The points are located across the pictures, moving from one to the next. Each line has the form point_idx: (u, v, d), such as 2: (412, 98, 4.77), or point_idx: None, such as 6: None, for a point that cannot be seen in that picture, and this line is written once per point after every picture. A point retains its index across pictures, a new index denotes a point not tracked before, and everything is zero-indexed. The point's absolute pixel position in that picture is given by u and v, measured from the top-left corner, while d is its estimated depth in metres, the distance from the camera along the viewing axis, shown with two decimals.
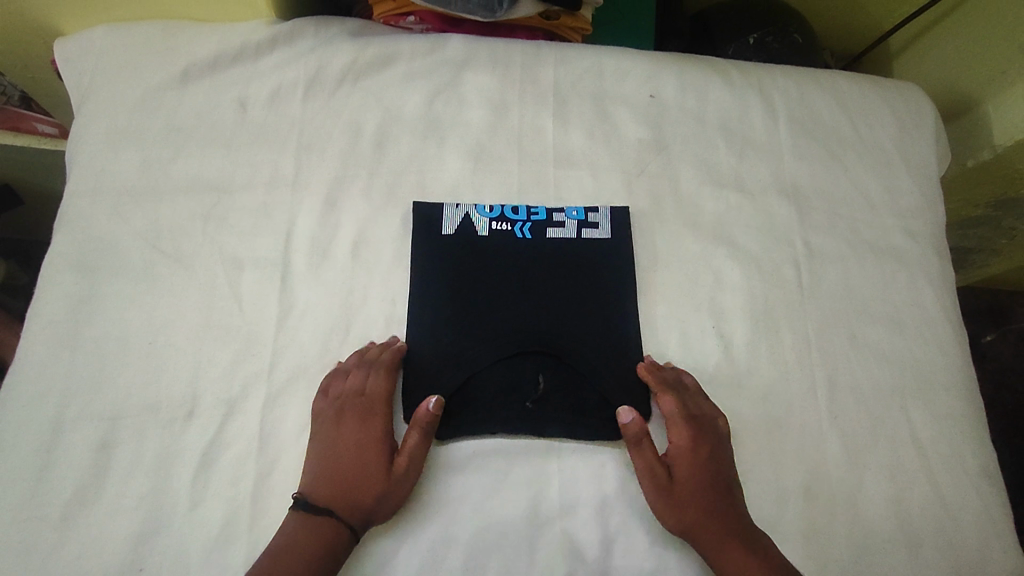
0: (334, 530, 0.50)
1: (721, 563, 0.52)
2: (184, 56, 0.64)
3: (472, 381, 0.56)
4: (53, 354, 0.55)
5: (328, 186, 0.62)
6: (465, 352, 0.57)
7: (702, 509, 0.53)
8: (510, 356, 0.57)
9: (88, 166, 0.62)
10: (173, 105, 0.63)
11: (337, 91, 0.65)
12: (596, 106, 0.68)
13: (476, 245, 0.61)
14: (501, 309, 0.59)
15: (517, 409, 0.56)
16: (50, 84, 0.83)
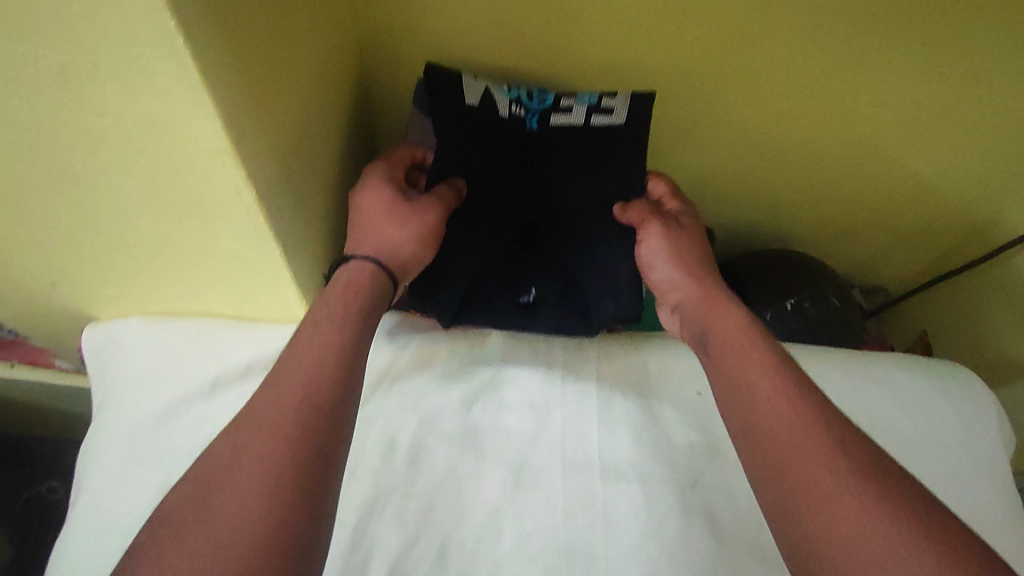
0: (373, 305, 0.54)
1: (717, 326, 0.55)
2: (217, 361, 0.63)
3: (476, 257, 0.67)
4: None
5: (358, 513, 0.57)
6: (483, 234, 0.67)
7: (695, 283, 0.60)
8: (508, 248, 0.70)
9: (104, 489, 0.59)
10: (202, 416, 0.62)
11: (370, 398, 0.62)
12: (641, 404, 0.65)
13: (496, 122, 0.68)
14: (504, 243, 0.69)
15: (514, 306, 0.69)
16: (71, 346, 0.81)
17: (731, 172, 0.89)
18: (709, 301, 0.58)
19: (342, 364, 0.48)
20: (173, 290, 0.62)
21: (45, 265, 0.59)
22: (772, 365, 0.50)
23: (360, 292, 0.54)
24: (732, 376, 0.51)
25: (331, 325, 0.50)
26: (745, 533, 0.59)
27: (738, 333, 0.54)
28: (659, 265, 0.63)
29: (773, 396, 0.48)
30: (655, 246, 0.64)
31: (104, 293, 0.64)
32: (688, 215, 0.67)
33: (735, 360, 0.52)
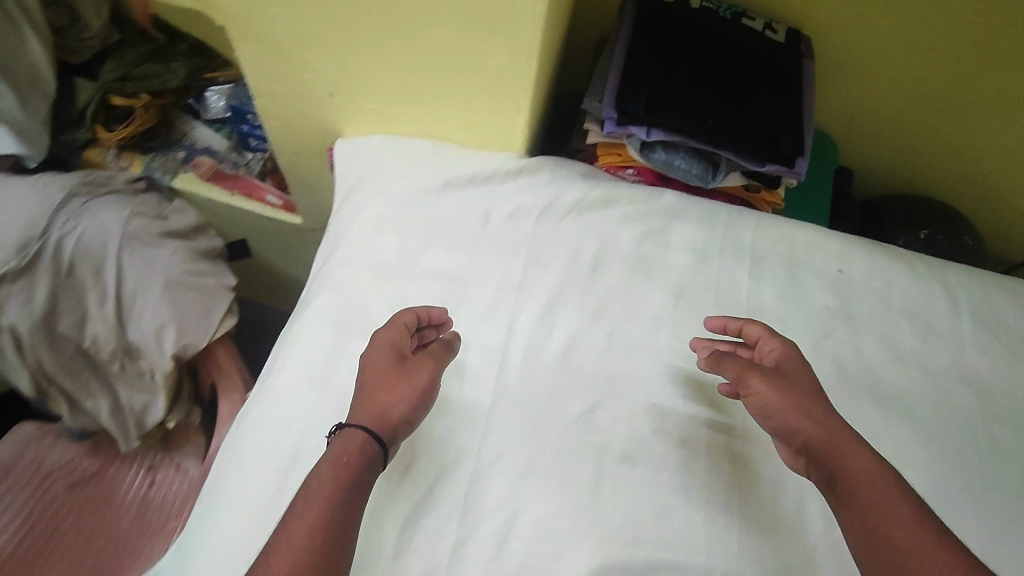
0: (372, 462, 0.54)
1: (862, 502, 0.51)
2: (449, 169, 0.77)
3: (675, 80, 0.73)
4: (303, 394, 0.64)
5: (548, 297, 0.70)
6: (673, 71, 0.74)
7: (824, 439, 0.55)
8: (698, 79, 0.74)
9: (353, 244, 0.73)
10: (434, 206, 0.74)
11: (563, 220, 0.75)
12: (731, 477, 0.62)
13: (688, 13, 0.78)
14: (695, 72, 0.74)
15: (702, 122, 0.72)
16: (301, 171, 0.98)
17: (884, 118, 0.96)
18: (832, 441, 0.54)
19: (341, 503, 0.50)
20: (426, 107, 0.78)
21: (337, 71, 0.77)
22: (912, 512, 0.50)
23: (352, 465, 0.53)
24: (869, 523, 0.50)
25: (325, 478, 0.51)
26: (864, 380, 0.70)
27: (870, 484, 0.52)
28: (782, 414, 0.57)
29: (917, 549, 0.48)
30: (767, 397, 0.57)
31: (366, 107, 0.81)
32: (771, 345, 0.62)
33: (870, 509, 0.51)
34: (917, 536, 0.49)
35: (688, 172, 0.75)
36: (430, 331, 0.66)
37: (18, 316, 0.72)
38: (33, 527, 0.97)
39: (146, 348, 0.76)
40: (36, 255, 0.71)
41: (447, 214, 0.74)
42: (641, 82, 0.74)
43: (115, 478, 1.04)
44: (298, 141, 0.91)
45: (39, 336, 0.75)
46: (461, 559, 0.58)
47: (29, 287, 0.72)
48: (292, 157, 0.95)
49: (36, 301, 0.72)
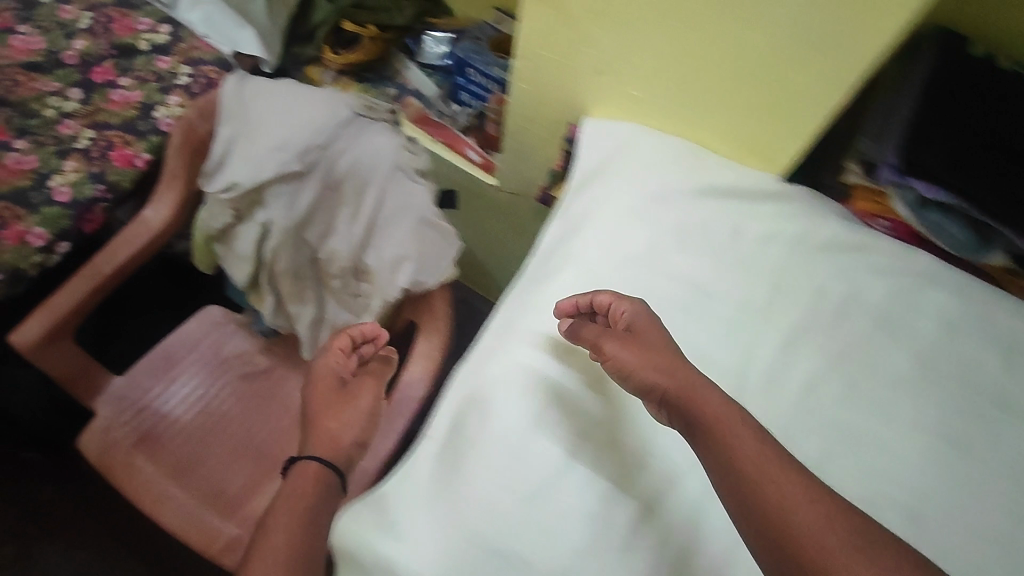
0: (325, 480, 0.78)
1: (734, 451, 0.52)
2: (706, 178, 0.77)
3: (979, 141, 0.70)
4: (545, 370, 0.66)
5: (790, 330, 0.70)
6: (978, 132, 0.70)
7: (685, 393, 0.56)
8: (1005, 146, 0.69)
9: (602, 230, 0.74)
10: (689, 210, 0.75)
11: (815, 255, 0.74)
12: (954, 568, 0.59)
13: (1002, 72, 0.73)
14: (1003, 137, 0.70)
15: (1004, 192, 0.68)
16: (525, 136, 0.99)
17: None
18: (685, 388, 0.56)
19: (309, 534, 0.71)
20: (697, 109, 0.77)
21: (618, 55, 0.76)
22: (751, 437, 0.52)
23: (309, 487, 0.77)
24: (724, 459, 0.52)
25: (289, 501, 0.74)
26: None
27: (727, 423, 0.53)
28: (639, 370, 0.58)
29: (780, 477, 0.50)
30: (624, 358, 0.60)
31: (629, 93, 0.80)
32: (629, 309, 0.64)
33: (726, 448, 0.52)
34: (784, 474, 0.50)
35: (958, 239, 0.73)
36: (366, 346, 0.86)
37: (285, 213, 0.79)
38: (210, 407, 1.10)
39: (387, 272, 0.80)
40: (318, 162, 0.76)
41: (699, 220, 0.74)
42: (941, 135, 0.70)
43: (281, 381, 1.13)
44: (539, 111, 0.92)
45: (292, 235, 0.82)
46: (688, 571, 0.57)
47: (301, 190, 0.78)
48: (523, 123, 0.96)
49: (303, 204, 0.79)
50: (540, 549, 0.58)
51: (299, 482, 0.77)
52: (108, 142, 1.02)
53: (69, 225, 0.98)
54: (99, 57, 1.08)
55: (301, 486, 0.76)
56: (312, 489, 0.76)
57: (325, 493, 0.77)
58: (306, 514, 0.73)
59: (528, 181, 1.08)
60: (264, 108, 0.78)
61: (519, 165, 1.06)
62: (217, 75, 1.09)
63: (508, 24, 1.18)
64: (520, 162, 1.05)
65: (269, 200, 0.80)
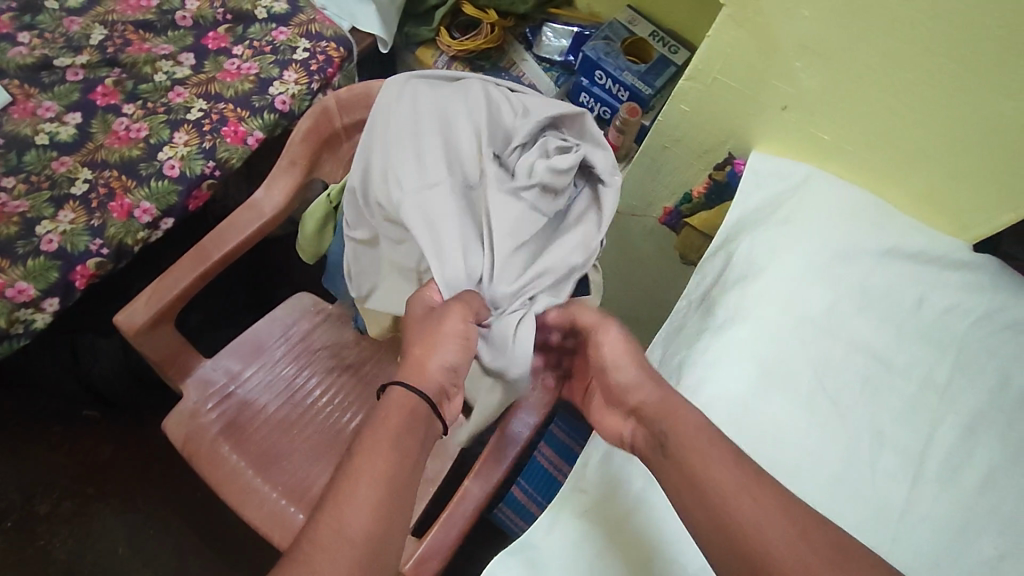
0: (416, 404, 0.61)
1: (682, 454, 0.56)
2: (897, 237, 0.71)
3: None
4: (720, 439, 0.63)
5: (971, 415, 0.64)
6: None
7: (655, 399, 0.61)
8: None
9: (776, 281, 0.69)
10: (872, 269, 0.69)
11: (999, 334, 0.68)
12: None
13: None
14: None
15: None
16: (665, 154, 0.91)
17: None
18: (666, 401, 0.60)
19: (399, 460, 0.57)
20: (891, 163, 0.72)
21: (819, 92, 0.71)
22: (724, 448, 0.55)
23: (397, 415, 0.60)
24: (696, 475, 0.55)
25: (373, 430, 0.58)
26: None
27: (689, 429, 0.57)
28: (624, 368, 0.64)
29: (731, 481, 0.53)
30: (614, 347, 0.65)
31: (816, 135, 0.75)
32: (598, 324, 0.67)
33: (691, 454, 0.55)
34: (733, 471, 0.54)
35: None
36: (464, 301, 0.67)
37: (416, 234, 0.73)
38: (295, 396, 0.99)
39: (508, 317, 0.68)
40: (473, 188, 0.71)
41: (882, 282, 0.69)
42: None
43: (371, 376, 1.02)
44: (689, 134, 0.86)
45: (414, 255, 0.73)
46: None
47: (436, 202, 0.69)
48: (666, 142, 0.89)
49: (430, 213, 0.68)
50: None
51: (382, 414, 0.60)
52: (220, 116, 0.97)
53: (176, 201, 0.93)
54: (214, 22, 1.04)
55: (389, 420, 0.59)
56: (396, 432, 0.59)
57: (409, 428, 0.60)
58: (395, 452, 0.57)
59: (653, 201, 0.99)
60: (402, 134, 0.73)
61: (650, 184, 0.96)
62: (335, 53, 1.03)
63: (642, 26, 1.11)
64: (652, 180, 0.96)
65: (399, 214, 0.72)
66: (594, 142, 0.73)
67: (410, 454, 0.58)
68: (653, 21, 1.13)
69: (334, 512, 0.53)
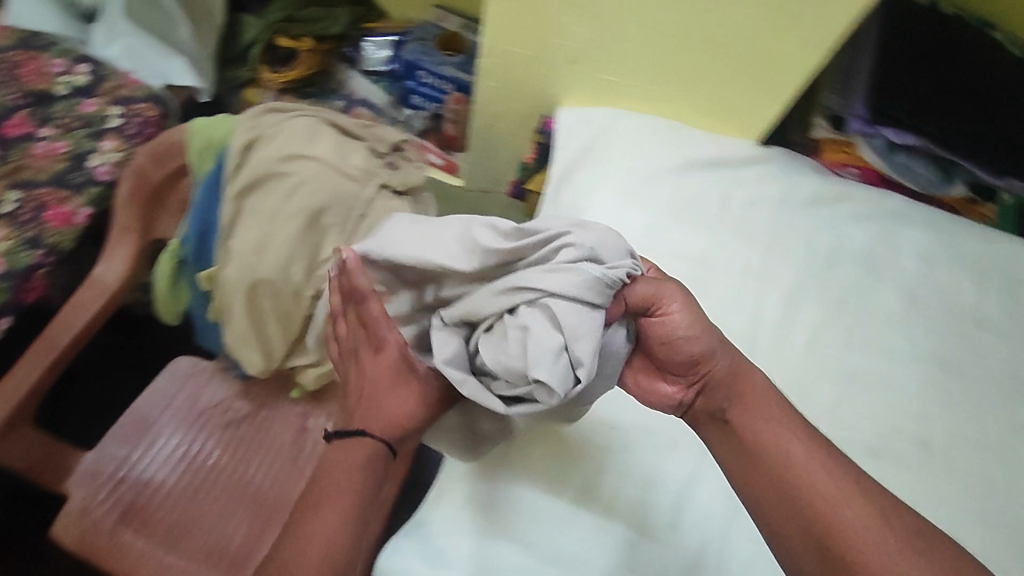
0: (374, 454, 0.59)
1: (752, 425, 0.54)
2: (692, 150, 0.78)
3: (928, 85, 0.76)
4: None
5: (789, 287, 0.72)
6: (919, 78, 0.76)
7: (751, 388, 0.55)
8: (945, 90, 0.76)
9: (599, 215, 0.75)
10: (677, 184, 0.76)
11: (798, 212, 0.77)
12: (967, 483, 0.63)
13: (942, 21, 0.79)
14: (945, 83, 0.76)
15: (950, 134, 0.75)
16: (496, 132, 0.96)
17: None
18: (735, 365, 0.56)
19: (346, 523, 0.56)
20: (670, 85, 0.79)
21: (593, 39, 0.78)
22: (800, 437, 0.53)
23: (352, 469, 0.58)
24: (759, 456, 0.53)
25: (327, 483, 0.58)
26: None
27: (755, 396, 0.55)
28: (688, 337, 0.54)
29: (801, 454, 0.52)
30: (678, 319, 0.53)
31: (607, 78, 0.82)
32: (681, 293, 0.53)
33: (775, 429, 0.54)
34: (814, 453, 0.53)
35: (919, 177, 0.78)
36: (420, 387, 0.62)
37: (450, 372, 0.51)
38: (195, 461, 0.96)
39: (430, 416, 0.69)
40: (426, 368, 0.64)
41: (688, 193, 0.76)
42: (882, 87, 0.77)
43: (269, 422, 1.00)
44: (505, 105, 0.91)
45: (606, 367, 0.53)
46: (731, 537, 0.59)
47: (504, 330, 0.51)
48: (489, 118, 0.94)
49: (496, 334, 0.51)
50: (590, 539, 0.58)
51: (329, 463, 0.59)
52: (39, 201, 0.93)
53: (9, 299, 0.88)
54: (8, 109, 0.98)
55: (338, 467, 0.58)
56: (347, 498, 0.57)
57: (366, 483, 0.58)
58: (341, 506, 0.57)
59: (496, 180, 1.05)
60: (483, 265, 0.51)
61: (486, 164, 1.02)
62: (151, 112, 1.02)
63: (451, 21, 1.17)
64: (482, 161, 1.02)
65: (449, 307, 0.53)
66: None
67: (359, 516, 0.57)
68: (459, 15, 1.18)
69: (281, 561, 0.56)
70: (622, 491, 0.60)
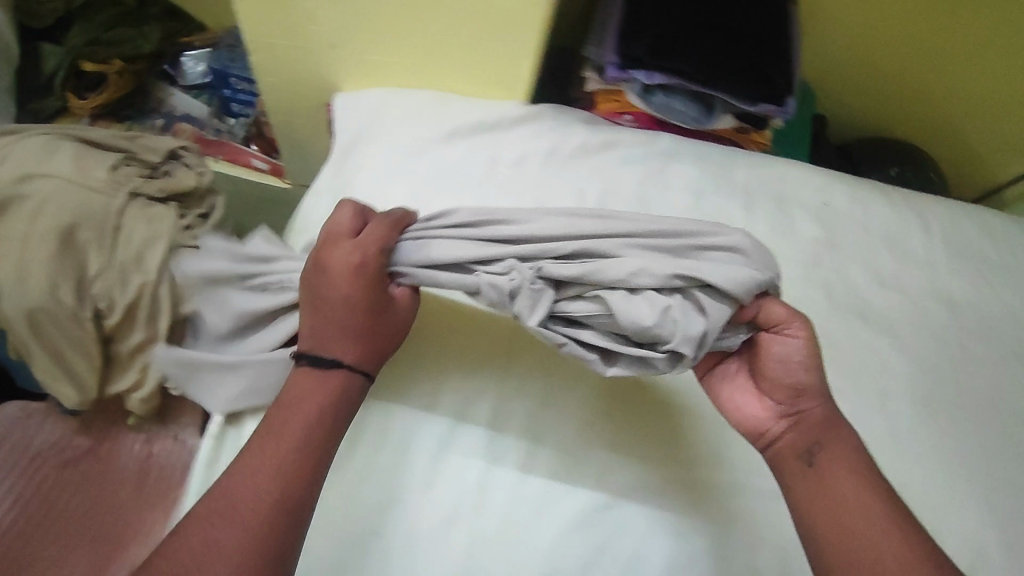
0: (349, 377, 0.58)
1: (843, 480, 0.55)
2: (455, 117, 0.78)
3: (673, 23, 0.76)
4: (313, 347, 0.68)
5: None
6: (664, 17, 0.77)
7: (839, 449, 0.57)
8: (689, 25, 0.76)
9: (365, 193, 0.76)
10: (441, 154, 0.77)
11: (567, 164, 0.78)
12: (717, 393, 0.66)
13: None
14: (689, 20, 0.77)
15: (700, 65, 0.75)
16: (295, 126, 0.96)
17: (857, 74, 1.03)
18: (833, 419, 0.58)
19: (300, 458, 0.54)
20: (425, 57, 0.78)
21: (339, 22, 0.76)
22: (858, 489, 0.55)
23: (330, 399, 0.57)
24: (845, 525, 0.53)
25: (299, 410, 0.56)
26: (848, 301, 0.76)
27: (864, 466, 0.56)
28: (796, 372, 0.58)
29: (878, 521, 0.53)
30: (795, 348, 0.57)
31: (370, 58, 0.81)
32: (808, 327, 0.56)
33: (836, 478, 0.56)
34: (884, 507, 0.54)
35: (684, 113, 0.79)
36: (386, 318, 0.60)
37: (493, 293, 0.56)
38: None
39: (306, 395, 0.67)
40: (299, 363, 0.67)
41: (453, 161, 0.77)
42: (629, 31, 0.77)
43: None
44: (289, 98, 0.90)
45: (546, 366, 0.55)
46: (487, 487, 0.61)
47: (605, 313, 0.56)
48: (281, 113, 0.93)
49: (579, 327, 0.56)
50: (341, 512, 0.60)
51: (336, 394, 0.57)
52: None
53: None
54: None
55: (297, 396, 0.57)
56: (310, 433, 0.55)
57: (334, 411, 0.57)
58: (311, 434, 0.56)
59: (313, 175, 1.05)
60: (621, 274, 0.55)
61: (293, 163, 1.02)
62: None
63: None
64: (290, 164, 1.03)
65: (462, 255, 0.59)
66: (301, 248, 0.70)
67: (314, 453, 0.55)
68: None
69: (218, 501, 0.52)
70: (376, 465, 0.62)
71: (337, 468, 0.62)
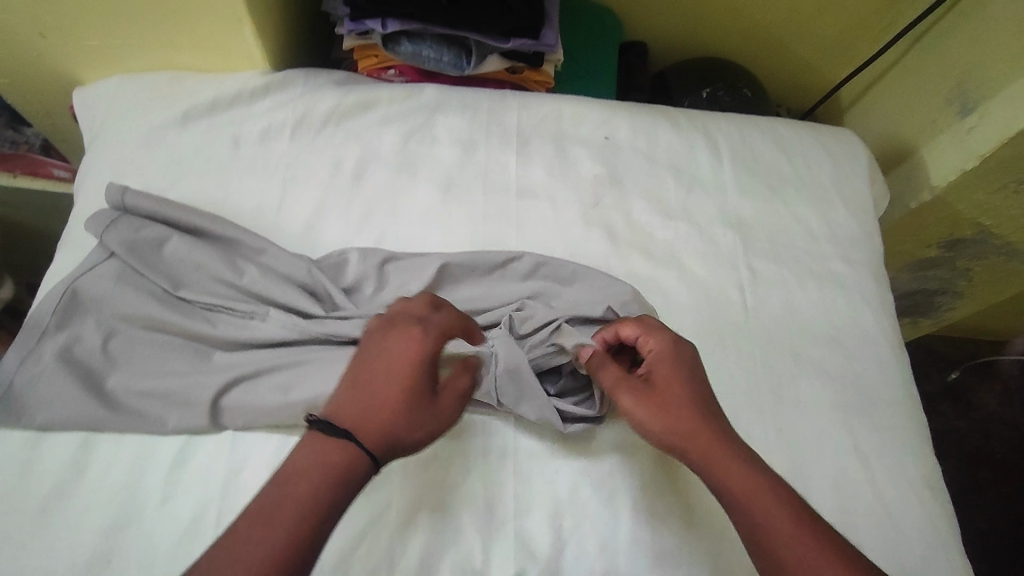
0: (361, 460, 0.46)
1: (756, 517, 0.47)
2: (187, 98, 0.72)
3: None
4: (35, 367, 0.58)
5: (310, 213, 0.69)
6: None
7: (730, 471, 0.49)
8: None
9: (94, 192, 0.69)
10: (180, 140, 0.71)
11: (321, 132, 0.73)
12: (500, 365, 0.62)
13: None
14: None
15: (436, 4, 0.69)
16: (58, 130, 0.88)
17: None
18: (705, 452, 0.50)
19: (301, 546, 0.42)
20: (143, 35, 0.70)
21: (29, 13, 0.67)
22: (787, 513, 0.47)
23: (340, 475, 0.45)
24: (757, 538, 0.47)
25: (308, 478, 0.44)
26: (631, 238, 0.71)
27: (754, 497, 0.48)
28: (653, 415, 0.52)
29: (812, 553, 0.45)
30: (640, 399, 0.53)
31: (87, 45, 0.71)
32: (655, 360, 0.54)
33: (756, 517, 0.47)
34: (807, 535, 0.46)
35: (438, 60, 0.74)
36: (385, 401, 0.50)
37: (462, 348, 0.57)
38: None
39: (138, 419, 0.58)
40: (94, 351, 0.59)
41: (193, 146, 0.72)
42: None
43: None
44: (30, 103, 0.81)
45: (235, 417, 0.57)
46: (232, 494, 0.56)
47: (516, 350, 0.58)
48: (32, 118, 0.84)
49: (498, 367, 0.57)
50: (61, 552, 0.53)
51: (329, 465, 0.45)
52: None
53: None
54: None
55: (318, 460, 0.45)
56: (313, 508, 0.44)
57: (340, 486, 0.45)
58: (312, 507, 0.44)
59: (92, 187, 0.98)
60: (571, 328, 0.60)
61: (51, 183, 0.93)
62: None
63: None
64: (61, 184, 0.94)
65: (366, 264, 0.63)
66: (164, 260, 0.62)
67: (322, 535, 0.43)
68: None
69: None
70: (100, 488, 0.55)
71: (55, 501, 0.55)
